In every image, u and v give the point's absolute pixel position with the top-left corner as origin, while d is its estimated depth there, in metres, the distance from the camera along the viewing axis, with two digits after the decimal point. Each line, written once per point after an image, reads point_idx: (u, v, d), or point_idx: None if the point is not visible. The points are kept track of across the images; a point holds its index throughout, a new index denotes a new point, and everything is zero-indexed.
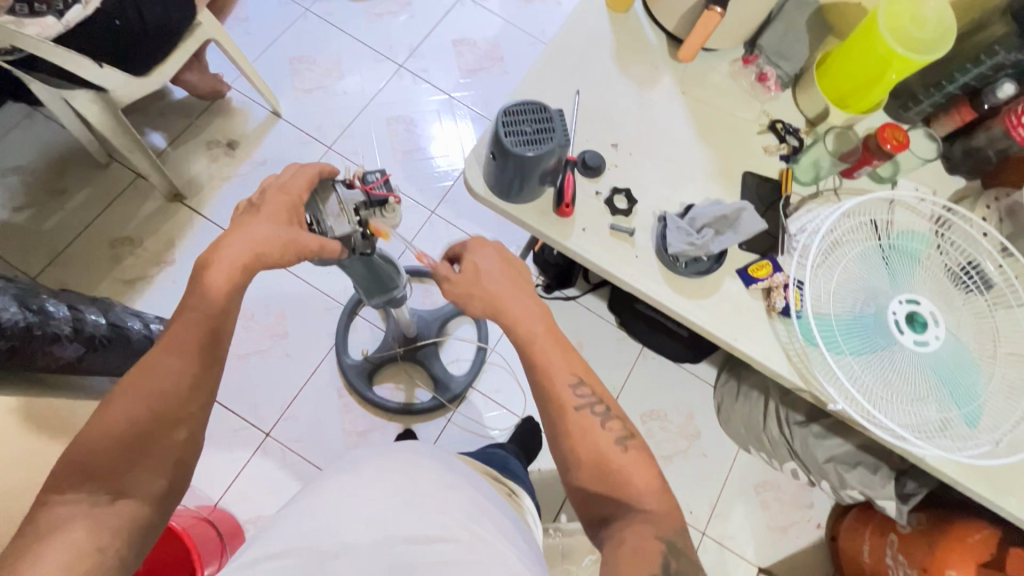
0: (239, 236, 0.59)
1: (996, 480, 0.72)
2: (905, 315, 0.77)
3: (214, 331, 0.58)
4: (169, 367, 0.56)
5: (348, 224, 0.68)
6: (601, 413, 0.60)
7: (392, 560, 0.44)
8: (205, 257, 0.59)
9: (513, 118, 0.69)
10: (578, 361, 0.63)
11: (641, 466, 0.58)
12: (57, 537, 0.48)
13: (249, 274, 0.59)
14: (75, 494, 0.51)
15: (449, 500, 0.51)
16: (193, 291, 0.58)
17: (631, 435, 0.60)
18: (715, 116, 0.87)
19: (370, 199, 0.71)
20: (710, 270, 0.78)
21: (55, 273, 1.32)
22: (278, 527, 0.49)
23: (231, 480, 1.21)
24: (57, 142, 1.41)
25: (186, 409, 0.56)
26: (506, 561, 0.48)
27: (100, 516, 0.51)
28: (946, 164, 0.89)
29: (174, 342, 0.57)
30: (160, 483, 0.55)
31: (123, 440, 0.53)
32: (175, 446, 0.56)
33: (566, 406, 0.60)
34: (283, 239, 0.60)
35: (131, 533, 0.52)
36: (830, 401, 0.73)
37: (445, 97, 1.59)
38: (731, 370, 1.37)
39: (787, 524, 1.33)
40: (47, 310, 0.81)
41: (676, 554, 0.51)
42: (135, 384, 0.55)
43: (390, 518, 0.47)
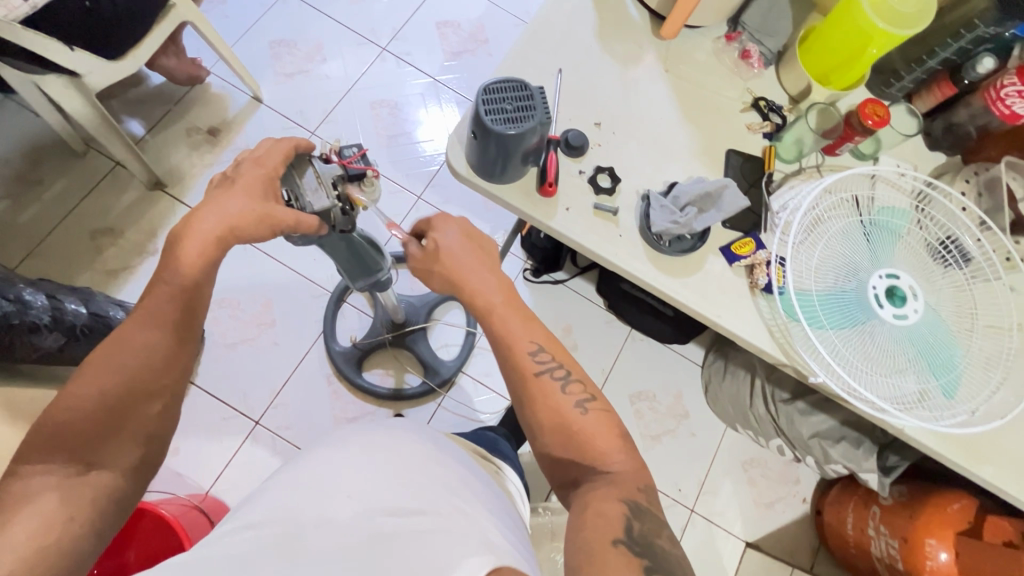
0: (213, 210, 0.58)
1: (974, 449, 0.73)
2: (885, 290, 0.78)
3: (189, 304, 0.59)
4: (143, 340, 0.56)
5: (327, 198, 0.67)
6: (561, 377, 0.60)
7: (375, 532, 0.43)
8: (177, 230, 0.58)
9: (493, 96, 0.68)
10: (542, 332, 0.63)
11: (622, 441, 0.58)
12: (27, 509, 0.48)
13: (223, 249, 0.59)
14: (43, 465, 0.50)
15: (428, 473, 0.52)
16: (166, 264, 0.58)
17: (593, 397, 0.61)
18: (699, 94, 0.87)
19: (348, 173, 0.70)
20: (694, 248, 0.78)
21: (34, 264, 1.30)
22: (260, 503, 0.49)
23: (221, 469, 1.21)
24: (32, 131, 1.38)
25: (161, 383, 0.57)
26: (486, 530, 0.47)
27: (70, 487, 0.51)
28: (927, 140, 0.90)
29: (147, 314, 0.57)
30: (134, 455, 0.55)
31: (96, 414, 0.53)
32: (149, 420, 0.56)
33: (550, 382, 0.60)
34: (257, 213, 0.59)
35: (104, 505, 0.52)
36: (811, 374, 0.74)
37: (429, 81, 1.57)
38: (718, 350, 1.39)
39: (773, 499, 1.36)
40: (24, 300, 0.80)
41: (656, 527, 0.52)
42: (106, 357, 0.55)
43: (373, 492, 0.47)
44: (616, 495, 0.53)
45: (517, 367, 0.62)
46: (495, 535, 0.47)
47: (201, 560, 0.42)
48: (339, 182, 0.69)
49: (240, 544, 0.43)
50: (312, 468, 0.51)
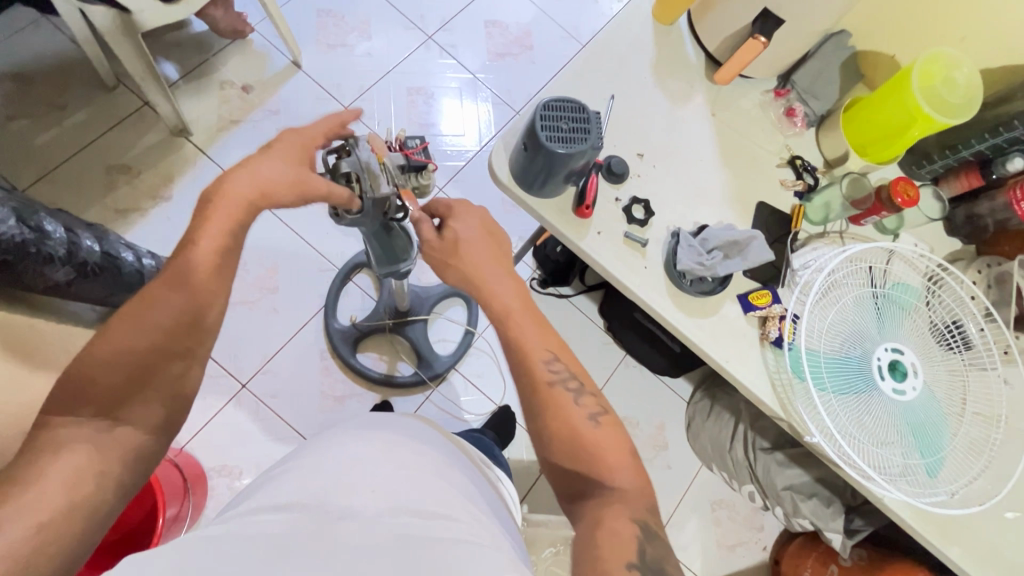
0: (249, 175, 0.60)
1: (946, 529, 0.76)
2: (888, 363, 0.80)
3: (216, 270, 0.58)
4: (169, 300, 0.56)
5: (388, 183, 0.66)
6: (575, 391, 0.62)
7: (403, 529, 0.44)
8: (211, 189, 0.60)
9: (552, 112, 0.69)
10: (556, 340, 0.65)
11: (629, 457, 0.59)
12: (60, 457, 0.50)
13: (254, 211, 0.61)
14: (75, 418, 0.52)
15: (447, 478, 0.53)
16: (199, 226, 0.58)
17: (605, 411, 0.62)
18: (740, 143, 0.89)
19: (409, 163, 0.74)
20: (713, 291, 0.80)
21: (44, 189, 1.27)
22: (275, 484, 0.49)
23: (200, 426, 1.20)
24: (65, 56, 1.36)
25: (185, 345, 0.56)
26: (501, 541, 0.49)
27: (101, 440, 0.52)
28: (946, 226, 0.93)
29: (175, 277, 0.56)
30: (159, 415, 0.56)
31: (125, 369, 0.54)
32: (171, 380, 0.56)
33: (563, 390, 0.61)
34: (290, 177, 0.61)
35: (132, 459, 0.54)
36: (806, 433, 0.76)
37: (469, 77, 1.58)
38: (706, 389, 1.41)
39: (735, 542, 1.38)
40: (44, 229, 0.78)
41: (662, 555, 0.52)
42: (133, 316, 0.55)
43: (397, 490, 0.48)
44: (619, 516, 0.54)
45: (522, 360, 0.63)
46: (508, 547, 0.49)
47: (219, 534, 0.42)
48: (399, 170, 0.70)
49: (270, 525, 0.43)
50: (336, 452, 0.52)
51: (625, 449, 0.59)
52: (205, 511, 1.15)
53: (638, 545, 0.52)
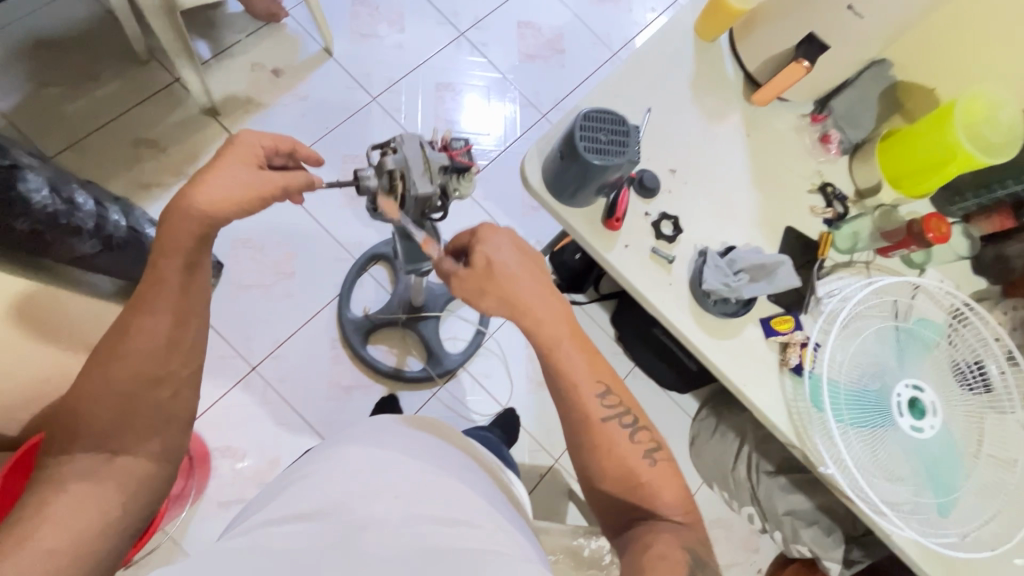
0: (198, 191, 0.56)
1: (954, 570, 0.75)
2: (907, 400, 0.80)
3: (186, 293, 0.58)
4: (145, 329, 0.56)
5: (431, 182, 0.66)
6: (628, 425, 0.62)
7: (427, 540, 0.44)
8: (163, 212, 0.56)
9: (592, 123, 0.69)
10: (606, 370, 0.64)
11: (678, 481, 0.61)
12: (58, 496, 0.51)
13: (211, 229, 0.57)
14: (68, 455, 0.54)
15: (468, 483, 0.54)
16: (160, 254, 0.56)
17: (659, 446, 0.63)
18: (773, 166, 0.88)
19: (452, 164, 0.70)
20: (736, 314, 0.80)
21: (70, 158, 1.28)
22: (298, 488, 0.50)
23: (208, 405, 1.20)
24: (101, 27, 1.37)
25: (167, 369, 0.58)
26: (523, 550, 0.49)
27: (97, 473, 0.54)
28: (974, 264, 0.92)
29: (145, 303, 0.56)
30: (154, 442, 0.58)
31: (112, 403, 0.55)
32: (160, 404, 0.58)
33: (616, 425, 0.62)
34: (243, 185, 0.58)
35: (132, 485, 0.56)
36: (820, 464, 0.75)
37: (497, 76, 1.57)
38: (712, 407, 1.40)
39: (728, 563, 1.33)
40: (75, 201, 0.79)
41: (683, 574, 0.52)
42: (112, 350, 0.56)
43: (418, 499, 0.48)
44: None
45: (572, 396, 0.62)
46: (529, 555, 0.49)
47: (247, 547, 0.43)
48: (442, 171, 0.69)
49: (297, 534, 0.44)
50: (357, 452, 0.53)
51: (679, 485, 0.61)
52: (206, 491, 1.16)
53: None
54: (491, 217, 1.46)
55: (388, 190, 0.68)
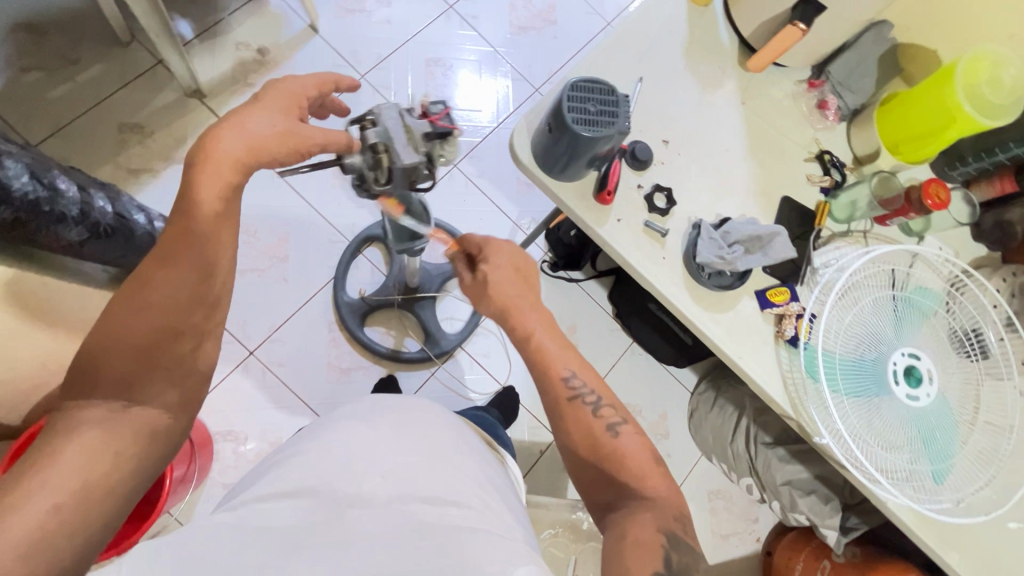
0: (236, 130, 0.52)
1: (947, 535, 0.76)
2: (904, 368, 0.79)
3: (215, 239, 0.51)
4: (170, 276, 0.49)
5: (414, 154, 0.64)
6: (593, 402, 0.60)
7: (413, 519, 0.44)
8: (196, 147, 0.50)
9: (579, 93, 0.67)
10: (575, 356, 0.63)
11: (652, 460, 0.58)
12: (65, 445, 0.45)
13: (245, 173, 0.52)
14: (86, 401, 0.47)
15: (461, 459, 0.53)
16: (191, 188, 0.49)
17: (626, 420, 0.60)
18: (769, 135, 0.86)
19: (435, 130, 0.67)
20: (731, 287, 0.79)
21: (56, 145, 1.26)
22: (287, 468, 0.49)
23: (207, 391, 1.21)
24: (79, 9, 1.33)
25: (191, 321, 0.50)
26: (513, 530, 0.49)
27: (113, 424, 0.47)
28: (974, 231, 0.91)
29: (171, 246, 0.49)
30: (173, 393, 0.51)
31: (132, 351, 0.48)
32: (184, 359, 0.51)
33: (581, 404, 0.59)
34: (279, 130, 0.54)
35: (148, 437, 0.49)
36: (816, 435, 0.76)
37: (489, 50, 1.54)
38: (711, 381, 1.41)
39: (729, 532, 1.39)
40: (57, 187, 0.78)
41: (691, 559, 0.52)
42: (131, 294, 0.49)
43: (407, 476, 0.48)
44: None
45: (541, 372, 0.62)
46: (519, 534, 0.49)
47: (235, 523, 0.43)
48: (425, 139, 0.67)
49: (285, 513, 0.44)
50: (349, 430, 0.53)
51: (648, 454, 0.58)
52: (210, 476, 1.17)
53: (665, 550, 0.51)
54: (486, 195, 1.44)
55: (375, 165, 0.65)
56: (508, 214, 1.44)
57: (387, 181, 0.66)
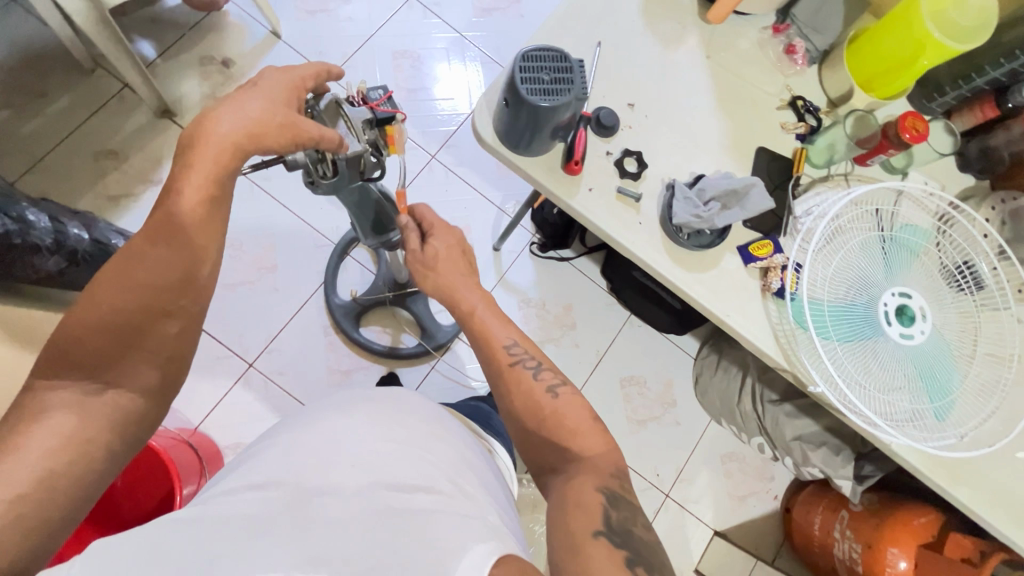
0: (232, 112, 0.52)
1: (955, 471, 0.75)
2: (896, 308, 0.78)
3: (205, 222, 0.51)
4: (157, 257, 0.49)
5: (358, 141, 0.65)
6: (533, 366, 0.62)
7: (379, 503, 0.44)
8: (189, 130, 0.51)
9: (532, 63, 0.66)
10: (517, 330, 0.66)
11: (597, 427, 0.58)
12: (40, 426, 0.45)
13: (239, 158, 0.52)
14: (63, 382, 0.47)
15: (435, 451, 0.54)
16: (186, 168, 0.50)
17: (564, 382, 0.61)
18: (737, 87, 0.84)
19: (375, 117, 0.67)
20: (712, 245, 0.78)
21: (34, 180, 1.26)
22: (258, 464, 0.50)
23: (212, 406, 1.22)
24: (39, 40, 1.32)
25: (177, 304, 0.50)
26: (485, 513, 0.48)
27: (89, 405, 0.47)
28: (959, 161, 0.88)
29: (159, 230, 0.49)
30: (151, 375, 0.50)
31: (116, 329, 0.48)
32: (167, 341, 0.51)
33: (523, 368, 0.62)
34: (277, 120, 0.53)
35: (122, 422, 0.49)
36: (811, 384, 0.75)
37: (455, 36, 1.51)
38: (713, 345, 1.39)
39: (745, 493, 1.39)
40: (27, 219, 0.80)
41: (633, 515, 0.49)
42: (117, 274, 0.49)
43: (376, 465, 0.48)
44: (600, 483, 0.51)
45: (484, 344, 0.64)
46: (491, 516, 0.48)
47: (200, 515, 0.42)
48: (367, 126, 0.67)
49: (245, 502, 0.44)
50: (322, 427, 0.53)
51: (589, 414, 0.58)
52: None
53: (603, 508, 0.48)
54: (467, 184, 1.43)
55: (319, 160, 0.67)
56: (492, 200, 1.43)
57: (335, 173, 0.68)
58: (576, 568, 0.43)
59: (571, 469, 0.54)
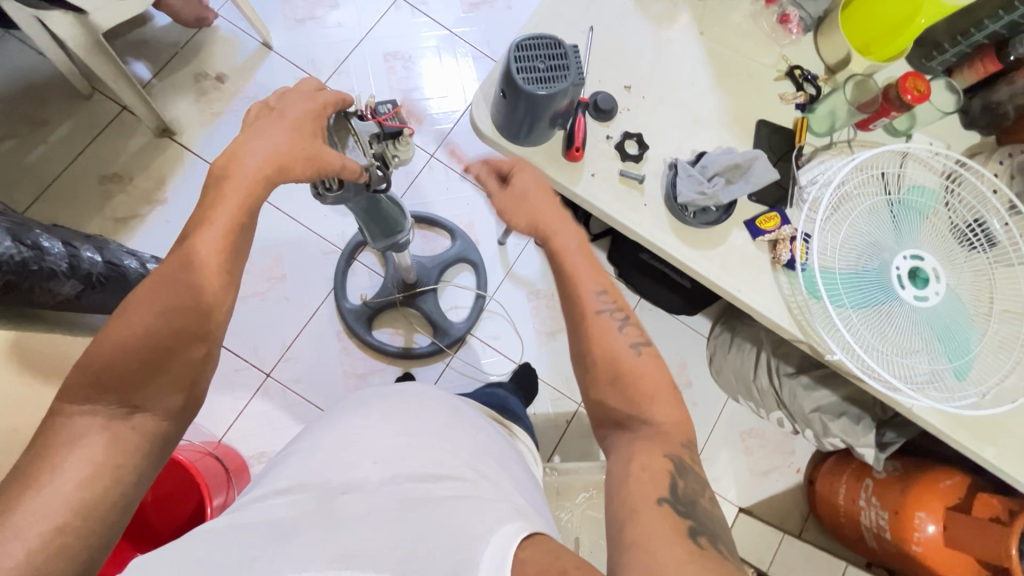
0: (260, 143, 0.55)
1: (978, 429, 0.75)
2: (908, 271, 0.78)
3: (233, 245, 0.53)
4: (183, 280, 0.50)
5: (364, 155, 0.67)
6: (619, 319, 0.60)
7: (406, 495, 0.44)
8: (222, 162, 0.54)
9: (526, 53, 0.66)
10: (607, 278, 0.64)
11: (668, 386, 0.56)
12: (72, 453, 0.45)
13: (267, 187, 0.55)
14: (89, 407, 0.46)
15: (454, 440, 0.54)
16: (219, 196, 0.53)
17: (647, 341, 0.60)
18: (732, 61, 0.84)
19: (383, 131, 0.68)
20: (718, 221, 0.78)
21: (43, 209, 1.28)
22: (284, 469, 0.51)
23: (233, 418, 1.24)
24: (36, 70, 1.33)
25: (205, 327, 0.51)
26: (508, 495, 0.49)
27: (116, 430, 0.47)
28: (963, 119, 0.87)
29: (190, 253, 0.51)
30: (177, 398, 0.50)
31: (142, 352, 0.48)
32: (194, 364, 0.51)
33: (608, 318, 0.60)
34: (305, 152, 0.56)
35: (149, 447, 0.49)
36: (828, 352, 0.75)
37: (445, 34, 1.51)
38: (726, 323, 1.39)
39: (768, 468, 1.39)
40: (41, 246, 0.80)
41: (699, 487, 0.50)
42: (145, 297, 0.49)
43: (396, 458, 0.49)
44: (657, 450, 0.51)
45: (572, 289, 0.62)
46: (516, 498, 0.49)
47: (231, 524, 0.43)
48: (374, 140, 0.68)
49: (272, 509, 0.44)
50: (339, 430, 0.54)
51: (666, 380, 0.57)
52: None
53: (672, 477, 0.49)
54: (469, 180, 1.43)
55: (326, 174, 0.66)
56: None
57: (340, 186, 0.68)
58: (627, 531, 0.44)
59: (633, 435, 0.54)
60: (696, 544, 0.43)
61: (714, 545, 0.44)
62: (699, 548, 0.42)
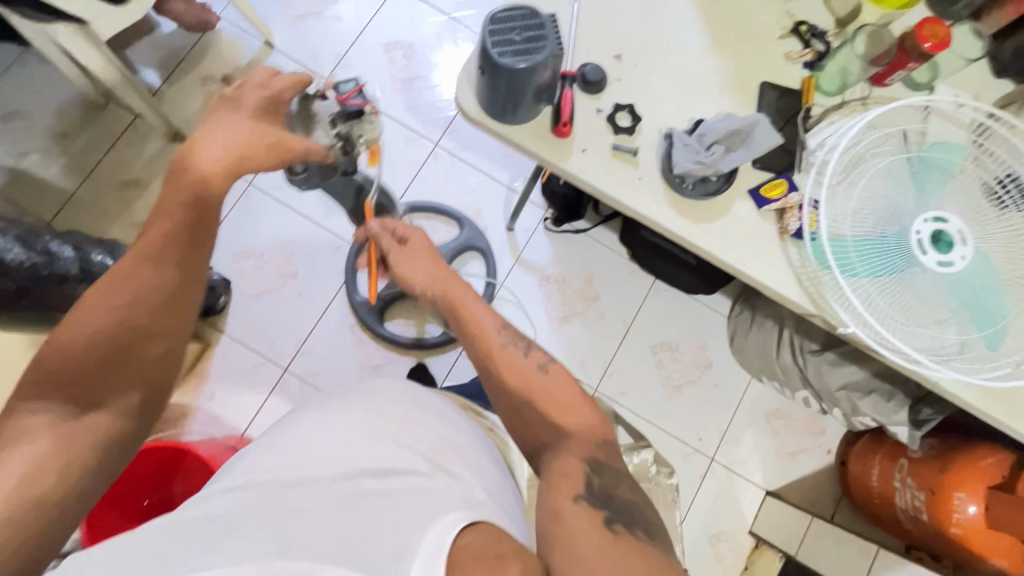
0: (214, 141, 0.59)
1: (1013, 403, 0.69)
2: (930, 235, 0.72)
3: (189, 243, 0.57)
4: (141, 277, 0.54)
5: (326, 136, 0.75)
6: (523, 346, 0.64)
7: (352, 491, 0.46)
8: (180, 157, 0.58)
9: (501, 25, 0.63)
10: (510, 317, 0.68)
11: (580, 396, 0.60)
12: (18, 448, 0.47)
13: (228, 178, 0.59)
14: (41, 404, 0.49)
15: (409, 434, 0.55)
16: (175, 192, 0.57)
17: (554, 360, 0.64)
18: (732, 21, 0.79)
19: (346, 109, 0.76)
20: (718, 191, 0.74)
21: (67, 217, 1.33)
22: (250, 464, 0.52)
23: (255, 412, 1.27)
24: (53, 83, 1.38)
25: (162, 323, 0.55)
26: (468, 490, 0.50)
27: (68, 426, 0.50)
28: (994, 67, 0.79)
29: (149, 251, 0.55)
30: (133, 396, 0.54)
31: (100, 347, 0.52)
32: (151, 360, 0.55)
33: (512, 348, 0.64)
34: (268, 141, 0.61)
35: (101, 444, 0.52)
36: (841, 325, 0.70)
37: (445, 19, 1.48)
38: (745, 301, 1.33)
39: (796, 450, 1.34)
40: (51, 251, 0.83)
41: (615, 481, 0.52)
42: (105, 292, 0.53)
43: (347, 454, 0.51)
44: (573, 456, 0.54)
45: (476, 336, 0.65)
46: (474, 492, 0.50)
47: (184, 516, 0.44)
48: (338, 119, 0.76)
49: (227, 500, 0.46)
50: (310, 425, 0.56)
51: (576, 390, 0.61)
52: None
53: (586, 475, 0.52)
54: (474, 167, 1.41)
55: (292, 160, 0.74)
56: (499, 180, 1.41)
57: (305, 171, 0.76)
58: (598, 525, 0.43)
59: (561, 444, 0.56)
60: (610, 531, 0.46)
61: (630, 531, 0.47)
62: (612, 533, 0.46)
